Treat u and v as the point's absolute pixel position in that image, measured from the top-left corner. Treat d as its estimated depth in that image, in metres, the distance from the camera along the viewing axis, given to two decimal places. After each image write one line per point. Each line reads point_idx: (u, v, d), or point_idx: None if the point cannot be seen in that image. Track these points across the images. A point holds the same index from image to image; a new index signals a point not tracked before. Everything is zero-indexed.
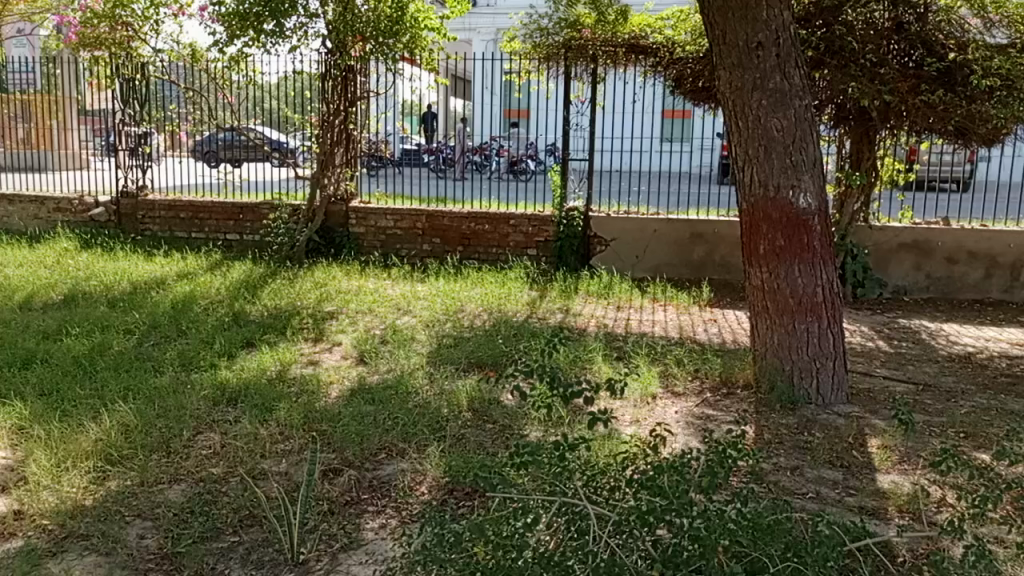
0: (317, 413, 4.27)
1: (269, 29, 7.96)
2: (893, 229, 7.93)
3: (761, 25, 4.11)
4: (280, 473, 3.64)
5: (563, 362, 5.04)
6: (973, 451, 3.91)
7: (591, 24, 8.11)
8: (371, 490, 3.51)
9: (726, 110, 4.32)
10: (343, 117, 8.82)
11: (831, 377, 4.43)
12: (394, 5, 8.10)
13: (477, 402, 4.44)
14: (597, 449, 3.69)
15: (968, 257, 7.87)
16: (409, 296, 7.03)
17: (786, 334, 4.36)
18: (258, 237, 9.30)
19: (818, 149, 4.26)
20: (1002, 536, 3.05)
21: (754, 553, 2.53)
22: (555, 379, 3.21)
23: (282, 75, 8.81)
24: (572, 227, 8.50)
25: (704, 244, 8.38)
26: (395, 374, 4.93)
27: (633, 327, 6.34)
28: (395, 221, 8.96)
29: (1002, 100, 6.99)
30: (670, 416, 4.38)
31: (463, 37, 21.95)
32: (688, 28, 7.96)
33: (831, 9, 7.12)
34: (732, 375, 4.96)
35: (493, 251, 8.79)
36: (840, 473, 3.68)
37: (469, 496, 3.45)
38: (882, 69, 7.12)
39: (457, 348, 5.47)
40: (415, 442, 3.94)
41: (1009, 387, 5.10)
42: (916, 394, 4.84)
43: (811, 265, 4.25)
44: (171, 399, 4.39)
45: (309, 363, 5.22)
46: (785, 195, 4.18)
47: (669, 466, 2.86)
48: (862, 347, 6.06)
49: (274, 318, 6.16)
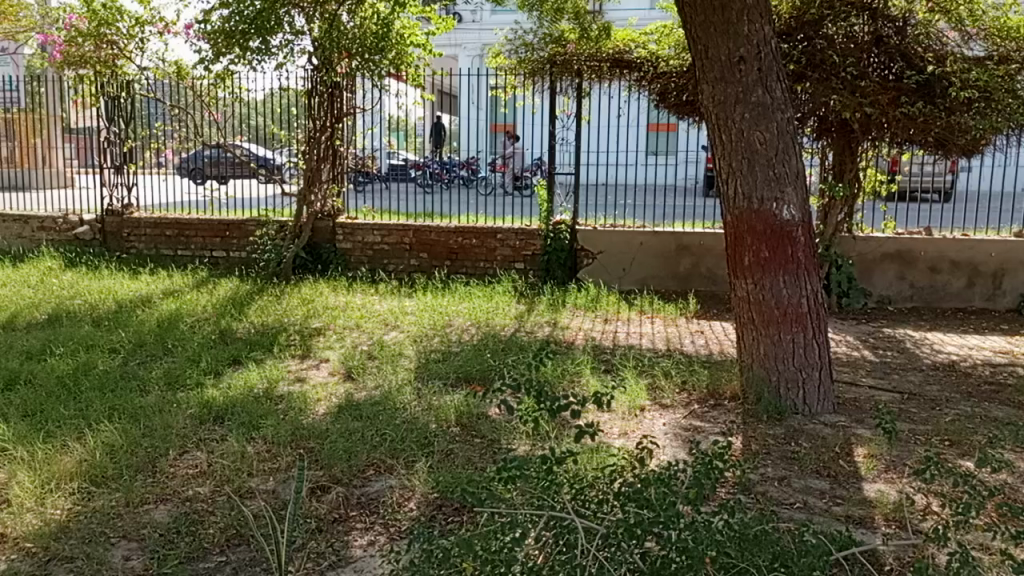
0: (305, 429, 4.27)
1: (255, 46, 7.97)
2: (877, 239, 8.01)
3: (742, 40, 4.17)
4: (267, 491, 3.62)
5: (550, 376, 5.05)
6: (957, 459, 3.95)
7: (575, 39, 8.29)
8: (360, 507, 3.49)
9: (709, 123, 4.37)
10: (329, 134, 8.80)
11: (816, 388, 4.47)
12: (380, 21, 8.10)
13: (465, 417, 4.44)
14: (585, 462, 3.69)
15: (950, 267, 7.95)
16: (397, 311, 7.03)
17: (772, 344, 4.39)
18: (245, 253, 9.27)
19: (801, 161, 4.30)
20: (987, 543, 3.07)
21: (742, 564, 2.53)
22: (542, 393, 3.17)
23: (268, 91, 8.86)
24: (560, 240, 8.52)
25: (691, 256, 8.43)
26: (382, 391, 4.91)
27: (621, 339, 6.38)
28: (382, 236, 8.99)
29: (980, 111, 7.10)
30: (658, 428, 4.39)
31: (449, 53, 22.19)
32: (672, 42, 8.00)
33: (811, 23, 7.26)
34: (718, 387, 4.98)
35: (480, 265, 8.82)
36: (827, 483, 3.70)
37: (458, 512, 3.43)
38: (863, 81, 7.19)
39: (445, 362, 5.48)
40: (403, 457, 3.94)
41: (993, 395, 5.14)
42: (901, 403, 4.88)
43: (796, 276, 4.30)
44: (157, 418, 4.36)
45: (297, 380, 5.22)
46: (769, 207, 4.22)
47: (655, 478, 2.86)
48: (847, 357, 6.11)
49: (260, 335, 6.14)
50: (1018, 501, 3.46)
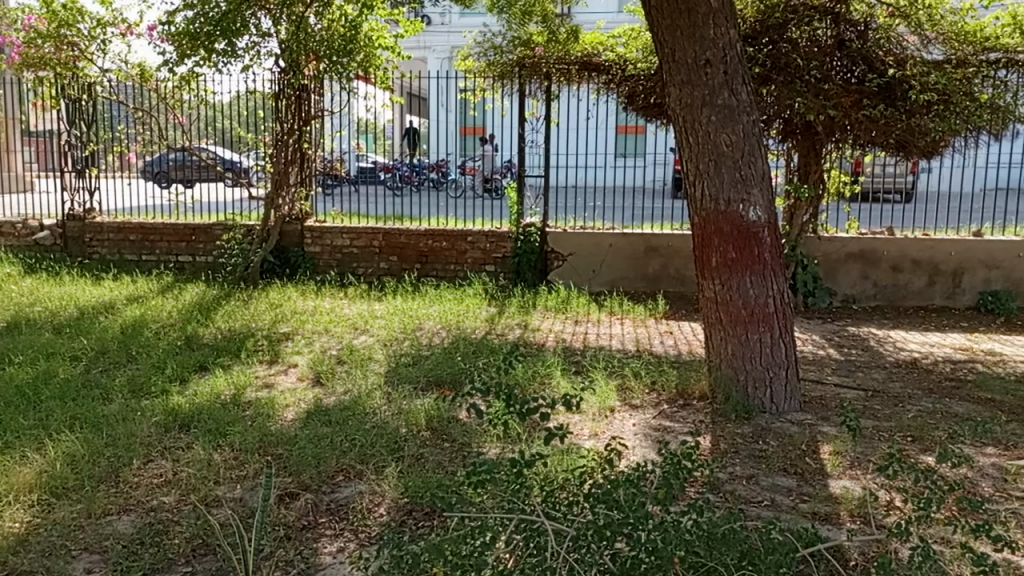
0: (273, 436, 4.22)
1: (221, 48, 7.88)
2: (841, 239, 8.15)
3: (708, 43, 4.21)
4: (234, 500, 3.57)
5: (520, 378, 5.05)
6: (919, 455, 4.02)
7: (543, 42, 8.30)
8: (329, 513, 3.46)
9: (677, 125, 4.40)
10: (297, 137, 8.72)
11: (783, 387, 4.53)
12: (348, 24, 8.11)
13: (436, 421, 4.42)
14: (554, 464, 3.69)
15: (912, 266, 8.10)
16: (366, 315, 6.99)
17: (740, 344, 4.44)
18: (212, 258, 9.14)
19: (767, 163, 4.36)
20: (948, 536, 3.13)
21: (710, 563, 2.55)
22: (511, 396, 3.15)
23: (234, 94, 8.77)
24: (529, 243, 8.54)
25: (659, 257, 8.49)
26: (352, 396, 4.88)
27: (591, 340, 6.41)
28: (351, 240, 8.92)
29: (940, 113, 7.27)
30: (629, 429, 4.41)
31: (417, 55, 22.13)
32: (641, 45, 8.06)
33: (776, 27, 7.36)
34: (687, 387, 5.02)
35: (451, 267, 8.79)
36: (794, 480, 3.75)
37: (428, 517, 3.41)
38: (826, 84, 7.31)
39: (416, 366, 5.46)
40: (372, 463, 3.91)
41: (953, 390, 5.26)
42: (865, 401, 4.97)
43: (762, 276, 4.35)
44: (120, 427, 4.27)
45: (265, 386, 5.15)
46: (736, 208, 4.26)
47: (624, 480, 2.88)
48: (813, 356, 6.20)
49: (227, 340, 6.06)
50: (978, 495, 3.53)
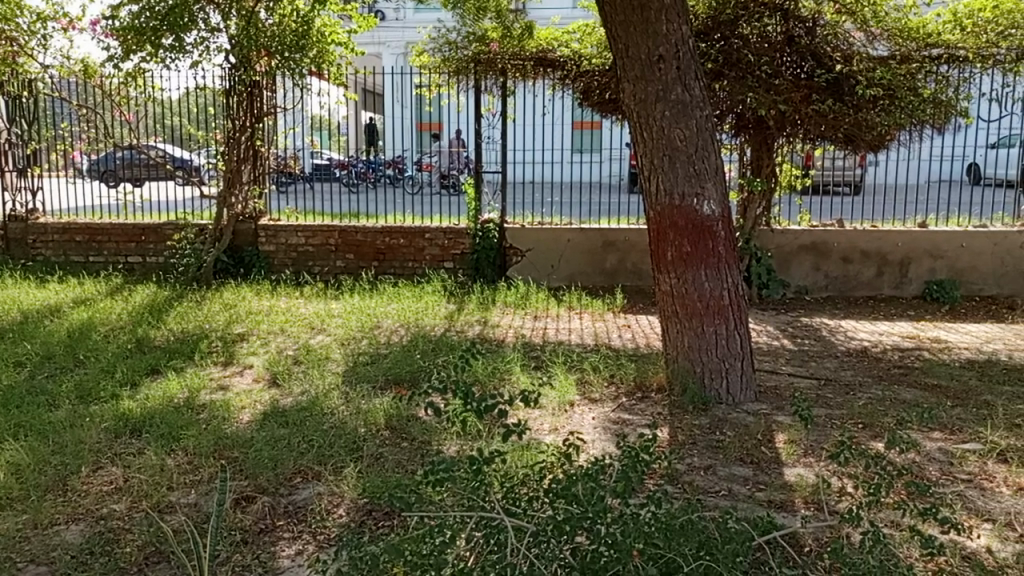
0: (228, 439, 4.14)
1: (168, 44, 7.68)
2: (793, 231, 8.31)
3: (661, 39, 4.24)
4: (189, 505, 3.50)
5: (480, 375, 5.04)
6: (869, 441, 4.13)
7: (498, 37, 8.26)
8: (287, 516, 3.41)
9: (631, 121, 4.43)
10: (249, 134, 8.61)
11: (739, 378, 4.60)
12: (300, 19, 7.97)
13: (395, 419, 4.39)
14: (514, 460, 3.70)
15: (861, 257, 8.29)
16: (323, 314, 6.91)
17: (696, 337, 4.50)
18: (163, 258, 8.93)
19: (720, 158, 4.41)
20: (897, 520, 3.22)
21: (668, 554, 2.57)
22: (468, 394, 3.13)
23: (183, 91, 8.58)
24: (488, 239, 8.53)
25: (616, 252, 8.54)
26: (309, 396, 4.81)
27: (550, 336, 6.43)
28: (307, 238, 8.80)
29: (885, 108, 7.47)
30: (588, 423, 4.43)
31: (371, 51, 21.92)
32: (595, 41, 8.12)
33: (727, 23, 7.50)
34: (645, 379, 5.07)
35: (409, 265, 8.74)
36: (750, 469, 3.81)
37: (388, 516, 3.38)
38: (777, 80, 7.45)
39: (374, 365, 5.41)
40: (330, 464, 3.86)
41: (901, 377, 5.41)
42: (817, 389, 5.08)
43: (716, 269, 4.40)
44: (67, 434, 4.15)
45: (219, 388, 5.05)
46: (690, 202, 4.31)
47: (583, 474, 2.88)
48: (767, 347, 6.31)
49: (179, 342, 5.93)
50: (926, 479, 3.64)
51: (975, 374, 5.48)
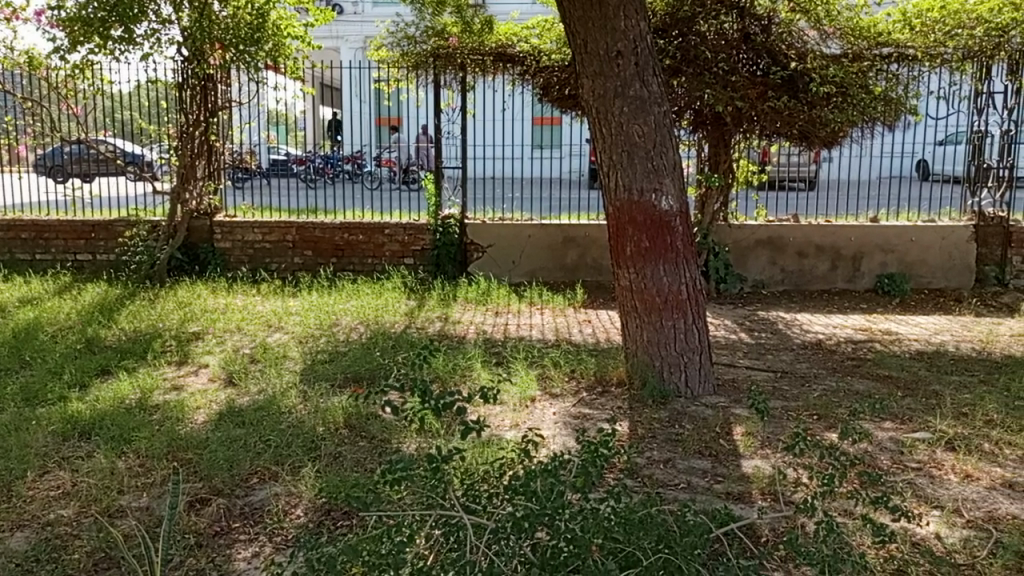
0: (182, 440, 4.04)
1: (117, 35, 7.49)
2: (749, 226, 8.43)
3: (620, 35, 4.26)
4: (140, 509, 3.41)
5: (440, 372, 5.01)
6: (823, 432, 4.21)
7: (457, 32, 8.21)
8: (243, 517, 3.35)
9: (590, 117, 4.44)
10: (203, 129, 8.46)
11: (697, 371, 4.65)
12: (255, 11, 7.84)
13: (354, 418, 4.33)
14: (475, 457, 3.68)
15: (816, 251, 8.45)
16: (281, 312, 6.80)
17: (655, 331, 4.53)
18: (114, 256, 8.70)
19: (678, 154, 4.44)
20: (850, 508, 3.28)
21: (628, 548, 2.56)
22: (426, 392, 3.09)
23: (134, 84, 8.39)
24: (448, 235, 8.49)
25: (577, 247, 8.56)
26: (266, 395, 4.73)
27: (511, 332, 6.42)
28: (263, 235, 8.65)
29: (838, 105, 7.59)
30: (548, 418, 4.44)
31: (329, 45, 21.62)
32: (554, 37, 8.14)
33: (685, 20, 7.53)
34: (605, 374, 5.10)
35: (368, 261, 8.65)
36: (708, 462, 3.85)
37: (347, 516, 3.34)
38: (733, 76, 7.58)
39: (333, 363, 5.34)
40: (288, 464, 3.80)
41: (854, 369, 5.53)
42: (774, 382, 5.17)
43: (675, 265, 4.44)
44: (12, 438, 4.01)
45: (173, 388, 4.93)
46: (648, 198, 4.34)
47: (542, 470, 2.89)
48: (725, 340, 6.39)
49: (131, 342, 5.78)
50: (877, 468, 3.72)
51: (924, 364, 5.62)
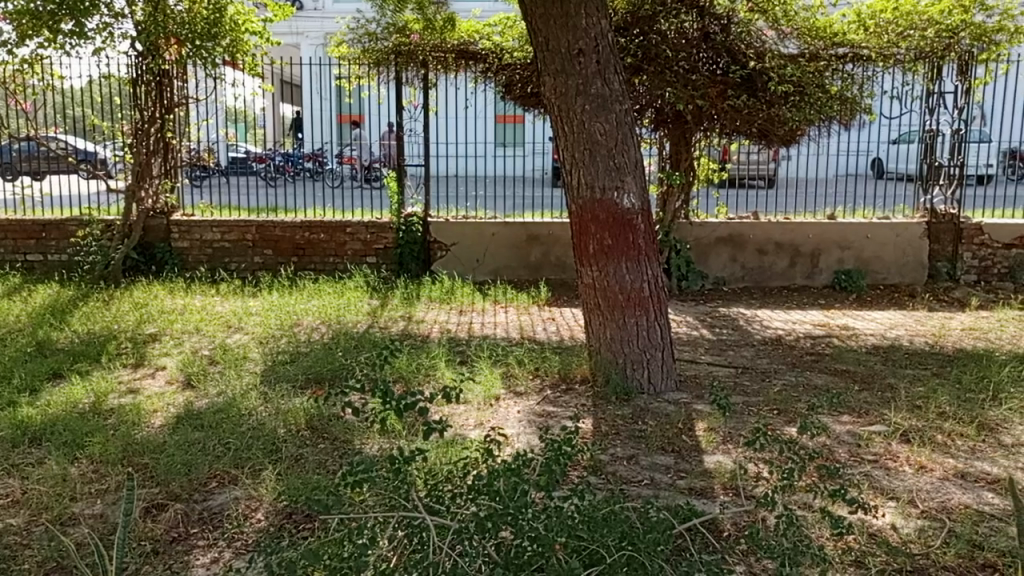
0: (138, 445, 3.95)
1: (68, 29, 7.28)
2: (710, 224, 8.52)
3: (581, 33, 4.26)
4: (94, 516, 3.32)
5: (403, 372, 4.97)
6: (783, 426, 4.27)
7: (420, 29, 8.12)
8: (201, 523, 3.28)
9: (552, 115, 4.44)
10: (159, 126, 8.23)
11: (660, 368, 4.68)
12: (212, 6, 7.67)
13: (315, 419, 4.27)
14: (438, 457, 3.66)
15: (775, 248, 8.58)
16: (240, 312, 6.69)
17: (618, 328, 4.55)
18: (66, 256, 8.46)
19: (639, 152, 4.46)
20: (808, 501, 3.34)
21: (592, 546, 2.56)
22: (387, 393, 3.05)
23: (87, 80, 8.19)
24: (411, 233, 8.43)
25: (540, 245, 8.56)
26: (226, 397, 4.64)
27: (475, 330, 6.40)
28: (222, 233, 8.49)
29: (796, 104, 7.74)
30: (513, 417, 4.43)
31: (289, 41, 21.32)
32: (516, 35, 8.08)
33: (646, 19, 7.57)
34: (569, 371, 5.12)
35: (330, 260, 8.55)
36: (671, 458, 3.88)
37: (309, 519, 3.30)
38: (694, 75, 7.66)
39: (294, 364, 5.27)
40: (248, 467, 3.73)
41: (813, 364, 5.63)
42: (735, 377, 5.23)
43: (637, 262, 4.46)
44: None
45: (129, 391, 4.81)
46: (610, 196, 4.35)
47: (505, 469, 2.88)
48: (687, 337, 6.46)
49: (85, 345, 5.63)
50: (835, 462, 3.79)
51: (880, 358, 5.74)
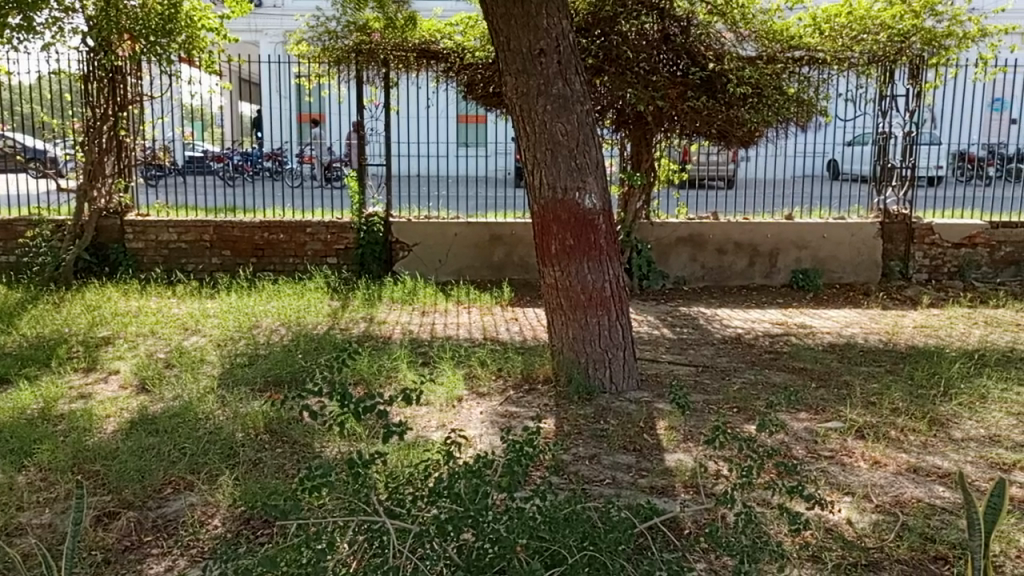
0: (90, 451, 3.84)
1: (15, 23, 7.06)
2: (671, 224, 8.60)
3: (542, 33, 4.26)
4: (42, 526, 3.22)
5: (365, 374, 4.92)
6: (742, 424, 4.32)
7: (381, 28, 8.08)
8: (156, 530, 3.20)
9: (514, 115, 4.43)
10: (112, 123, 8.05)
11: (622, 367, 4.70)
12: (166, 1, 7.45)
13: (274, 423, 4.20)
14: (400, 460, 3.62)
15: (734, 248, 8.70)
16: (197, 314, 6.56)
17: (580, 328, 4.56)
18: (14, 257, 8.21)
19: (600, 152, 4.47)
20: (767, 498, 3.38)
21: (553, 547, 2.56)
22: (346, 396, 3.01)
23: (37, 76, 7.94)
24: (373, 233, 8.36)
25: (503, 245, 8.54)
26: (182, 401, 4.54)
27: (438, 331, 6.37)
28: (179, 234, 8.32)
29: (754, 106, 7.83)
30: (475, 418, 4.41)
31: (248, 39, 20.99)
32: (478, 34, 8.09)
33: (607, 20, 7.62)
34: (532, 371, 5.12)
35: (289, 261, 8.43)
36: (633, 457, 3.90)
37: (268, 525, 3.24)
38: (654, 76, 7.73)
39: (253, 366, 5.18)
40: (204, 472, 3.66)
41: (771, 362, 5.72)
42: (695, 376, 5.29)
43: (599, 262, 4.48)
44: None
45: (80, 397, 4.68)
46: (572, 196, 4.36)
47: (466, 471, 2.86)
48: (649, 336, 6.51)
49: (34, 349, 5.46)
50: (793, 458, 3.85)
51: (836, 356, 5.86)
